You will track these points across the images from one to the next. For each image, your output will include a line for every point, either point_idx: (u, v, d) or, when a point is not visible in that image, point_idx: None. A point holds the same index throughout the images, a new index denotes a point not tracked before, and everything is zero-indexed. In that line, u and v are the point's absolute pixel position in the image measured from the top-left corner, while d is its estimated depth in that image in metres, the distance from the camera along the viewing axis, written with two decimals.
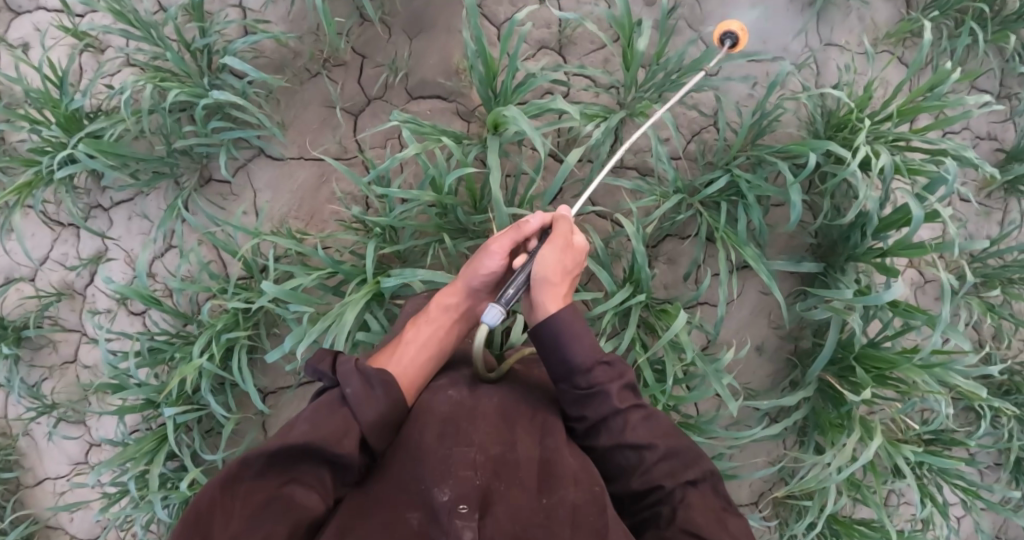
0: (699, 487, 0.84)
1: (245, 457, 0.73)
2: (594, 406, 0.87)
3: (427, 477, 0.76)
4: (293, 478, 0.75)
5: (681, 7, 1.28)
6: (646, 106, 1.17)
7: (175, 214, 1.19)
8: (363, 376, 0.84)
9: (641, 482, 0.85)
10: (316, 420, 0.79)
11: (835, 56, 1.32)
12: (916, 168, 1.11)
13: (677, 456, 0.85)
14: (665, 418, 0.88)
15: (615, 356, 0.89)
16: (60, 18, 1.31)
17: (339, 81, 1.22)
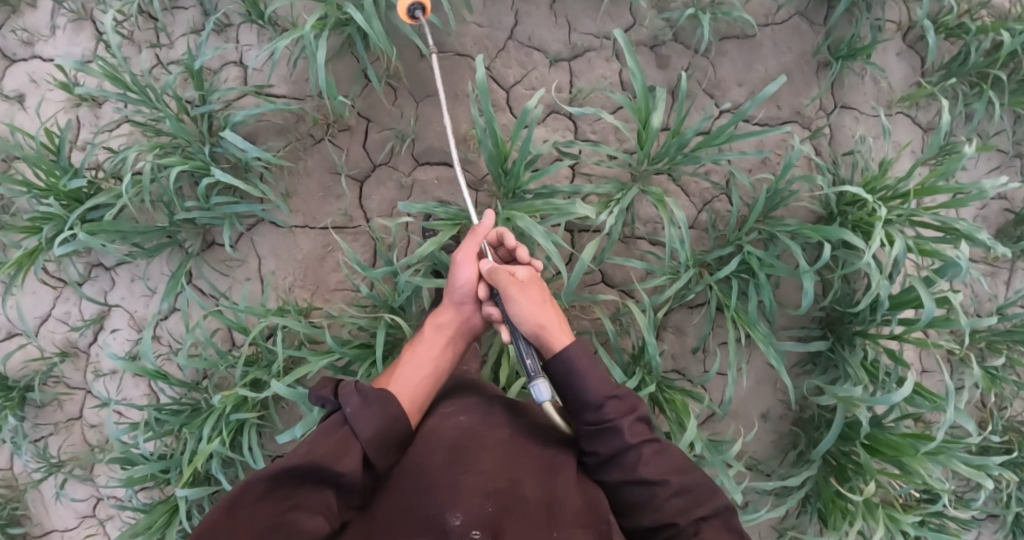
0: (715, 523, 0.80)
1: (249, 477, 0.73)
2: (605, 441, 0.85)
3: (433, 503, 0.75)
4: (294, 503, 0.74)
5: (692, 69, 1.23)
6: (661, 192, 1.10)
7: (179, 284, 1.18)
8: (362, 396, 0.86)
9: (653, 520, 0.81)
10: (319, 444, 0.80)
11: (850, 120, 1.27)
12: (928, 252, 1.11)
13: (691, 492, 0.82)
14: (679, 452, 0.86)
15: (626, 389, 0.88)
16: (56, 69, 1.33)
17: (344, 148, 1.20)
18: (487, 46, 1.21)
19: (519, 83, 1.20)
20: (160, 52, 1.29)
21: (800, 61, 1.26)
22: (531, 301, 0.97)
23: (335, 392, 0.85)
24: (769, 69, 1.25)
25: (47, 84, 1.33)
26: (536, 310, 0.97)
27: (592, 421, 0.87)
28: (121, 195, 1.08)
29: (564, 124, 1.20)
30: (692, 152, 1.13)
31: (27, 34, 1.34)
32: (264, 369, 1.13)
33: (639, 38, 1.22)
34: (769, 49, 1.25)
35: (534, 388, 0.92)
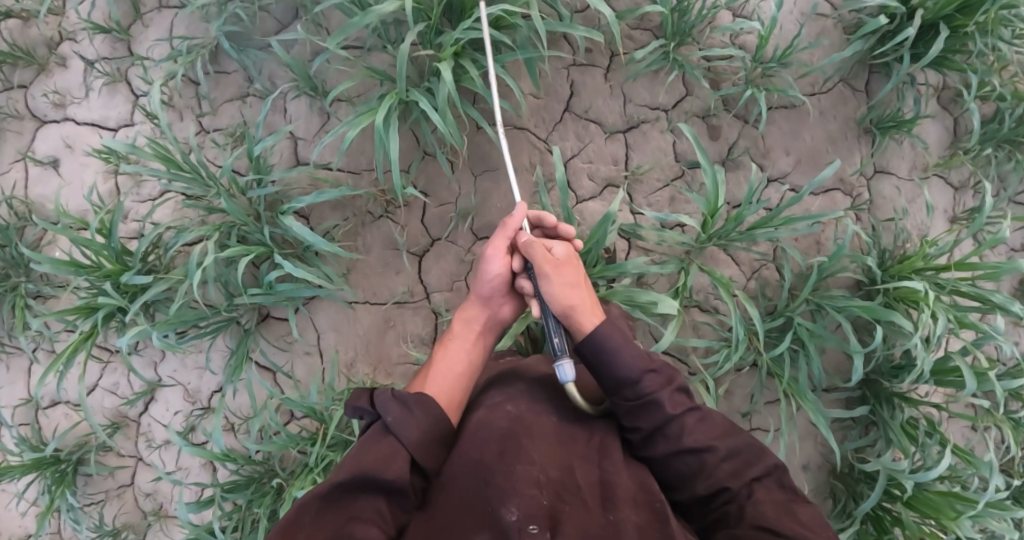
0: (767, 483, 0.85)
1: (302, 498, 0.77)
2: (647, 416, 0.88)
3: (492, 496, 0.79)
4: (352, 515, 0.78)
5: (742, 140, 1.26)
6: (727, 279, 1.14)
7: (241, 364, 1.18)
8: (400, 401, 0.89)
9: (706, 486, 0.85)
10: (367, 453, 0.83)
11: (889, 184, 1.31)
12: (968, 325, 1.16)
13: (738, 455, 0.87)
14: (720, 418, 0.90)
15: (659, 363, 0.92)
16: (95, 135, 1.30)
17: (403, 224, 1.20)
18: (544, 118, 1.21)
19: (575, 156, 1.22)
20: (204, 119, 1.25)
21: (844, 128, 1.29)
22: (563, 281, 0.99)
23: (371, 401, 0.87)
24: (815, 136, 1.28)
25: (85, 149, 1.30)
26: (567, 290, 0.99)
27: (631, 397, 0.90)
28: (194, 291, 1.08)
29: (619, 196, 1.22)
30: (748, 230, 1.17)
31: (60, 94, 1.32)
32: (332, 449, 1.14)
33: (692, 109, 1.24)
34: (814, 117, 1.28)
35: (559, 369, 0.95)
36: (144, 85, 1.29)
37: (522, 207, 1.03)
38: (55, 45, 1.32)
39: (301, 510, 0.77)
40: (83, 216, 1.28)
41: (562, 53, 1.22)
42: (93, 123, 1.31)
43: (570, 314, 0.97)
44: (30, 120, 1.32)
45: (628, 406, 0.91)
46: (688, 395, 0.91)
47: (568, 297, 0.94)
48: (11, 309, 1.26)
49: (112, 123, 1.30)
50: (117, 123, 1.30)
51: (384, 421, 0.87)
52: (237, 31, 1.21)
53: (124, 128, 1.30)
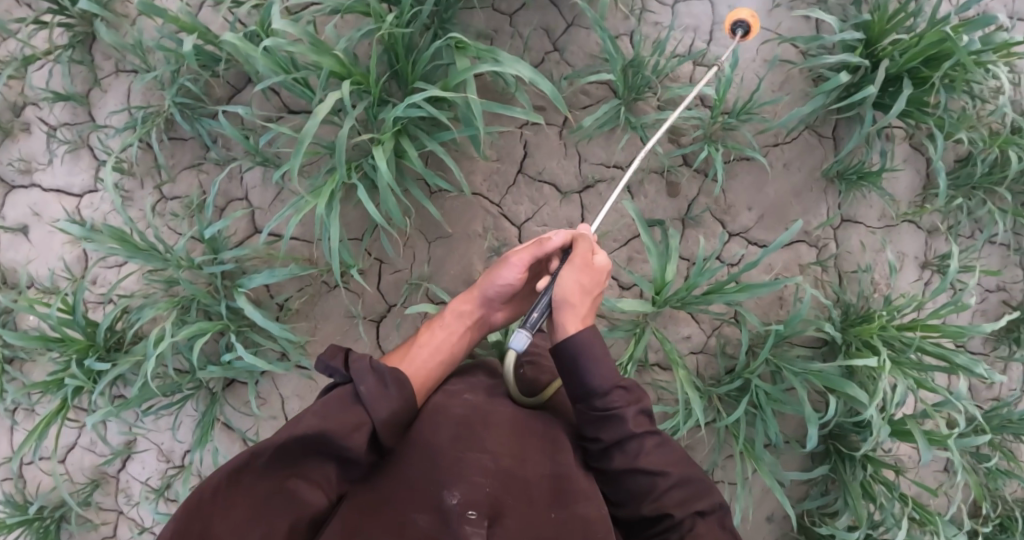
0: (711, 520, 0.82)
1: (255, 447, 0.72)
2: (609, 428, 0.85)
3: (440, 481, 0.75)
4: (298, 472, 0.75)
5: (702, 196, 1.23)
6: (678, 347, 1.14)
7: (207, 432, 1.20)
8: (376, 374, 0.84)
9: (651, 509, 0.82)
10: (328, 414, 0.78)
11: (856, 234, 1.28)
12: (927, 388, 1.14)
13: (689, 486, 0.83)
14: (680, 447, 0.86)
15: (634, 382, 0.88)
16: (62, 200, 1.32)
17: (359, 292, 1.20)
18: (497, 182, 1.20)
19: (530, 220, 1.20)
20: (163, 188, 1.26)
21: (809, 179, 1.26)
22: (571, 281, 0.97)
23: (346, 367, 0.83)
24: (780, 190, 1.25)
25: (52, 215, 1.32)
26: (575, 293, 0.96)
27: (598, 407, 0.86)
28: (151, 372, 1.10)
29: None
30: (702, 294, 1.15)
31: (25, 160, 1.33)
32: None
33: (649, 167, 1.22)
34: (778, 169, 1.25)
35: (513, 336, 0.93)
36: (105, 152, 1.30)
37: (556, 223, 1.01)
38: (19, 110, 1.34)
39: (253, 455, 0.73)
40: (53, 282, 1.31)
41: (514, 115, 1.20)
42: (58, 190, 1.33)
43: (562, 312, 0.94)
44: None
45: (595, 414, 0.87)
46: (653, 417, 0.87)
47: (567, 293, 0.92)
48: None
49: (77, 190, 1.32)
50: (82, 189, 1.32)
51: (356, 389, 0.82)
52: (190, 103, 1.21)
53: (88, 194, 1.31)
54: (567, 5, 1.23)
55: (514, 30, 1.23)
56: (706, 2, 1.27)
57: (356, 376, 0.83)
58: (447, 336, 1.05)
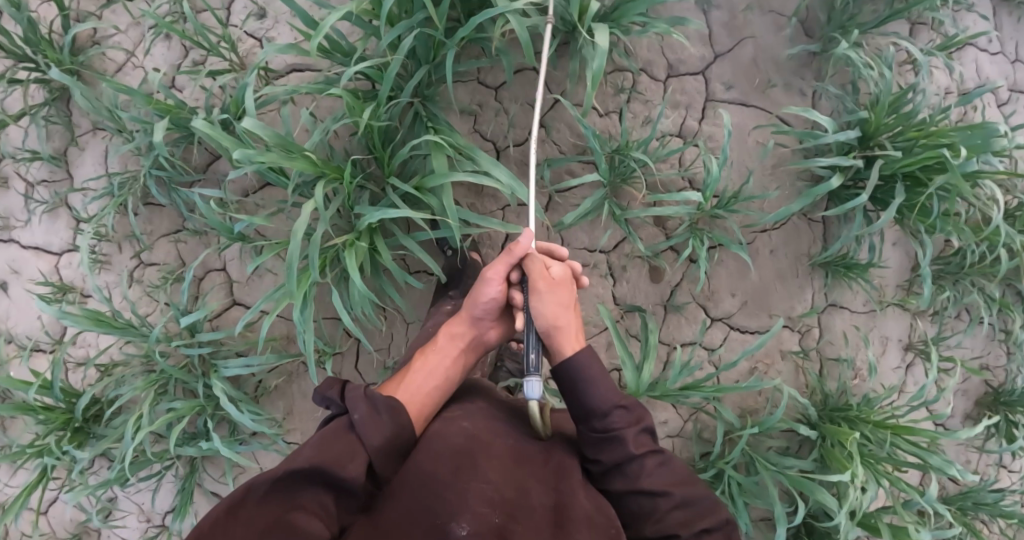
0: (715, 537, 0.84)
1: (251, 480, 0.76)
2: (609, 451, 0.87)
3: (445, 511, 0.77)
4: (297, 506, 0.76)
5: (686, 281, 1.22)
6: None
7: (185, 504, 1.20)
8: (371, 403, 0.88)
9: (654, 530, 0.84)
10: (327, 448, 0.82)
11: (839, 318, 1.26)
12: (902, 488, 1.13)
13: (691, 505, 0.85)
14: (680, 464, 0.88)
15: (633, 401, 0.90)
16: (40, 256, 1.31)
17: (337, 370, 1.20)
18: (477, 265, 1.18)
19: None
20: (142, 254, 1.25)
21: (795, 265, 1.24)
22: (551, 301, 0.96)
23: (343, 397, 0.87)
24: (765, 276, 1.23)
25: (31, 272, 1.31)
26: (556, 312, 0.96)
27: (598, 429, 0.89)
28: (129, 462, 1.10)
29: None
30: (680, 389, 1.15)
31: (2, 216, 1.32)
32: None
33: (632, 251, 1.20)
34: (764, 255, 1.23)
35: (526, 385, 0.91)
36: (83, 212, 1.28)
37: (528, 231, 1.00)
38: None
39: (250, 488, 0.77)
40: (33, 340, 1.31)
41: (495, 196, 1.18)
42: (37, 247, 1.31)
43: (552, 334, 0.94)
44: None
45: (594, 437, 0.89)
46: (653, 436, 0.90)
47: (554, 316, 0.92)
48: None
49: (55, 249, 1.31)
50: (60, 247, 1.31)
51: (352, 419, 0.86)
52: (166, 174, 1.20)
53: (67, 252, 1.30)
54: (554, 80, 1.18)
55: (499, 105, 1.18)
56: (698, 78, 1.23)
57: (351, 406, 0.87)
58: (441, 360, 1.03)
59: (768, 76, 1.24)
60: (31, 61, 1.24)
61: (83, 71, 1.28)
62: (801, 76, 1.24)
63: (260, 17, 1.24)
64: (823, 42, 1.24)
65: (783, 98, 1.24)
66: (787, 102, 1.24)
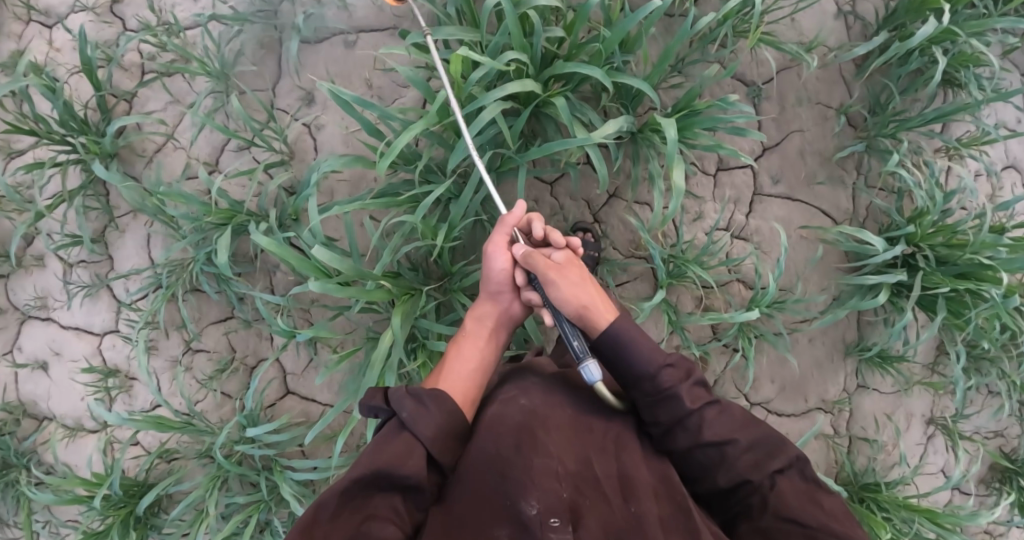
0: (790, 475, 0.82)
1: (317, 498, 0.73)
2: (667, 410, 0.85)
3: (513, 489, 0.75)
4: (368, 515, 0.75)
5: (728, 369, 1.26)
6: None
7: None
8: (415, 397, 0.84)
9: (728, 479, 0.82)
10: (383, 450, 0.80)
11: (870, 399, 1.31)
12: None
13: (761, 447, 0.84)
14: (740, 409, 0.86)
15: (679, 356, 0.88)
16: (81, 337, 1.30)
17: None
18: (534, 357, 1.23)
19: None
20: (191, 341, 1.25)
21: (832, 352, 1.29)
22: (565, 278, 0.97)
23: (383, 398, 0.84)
24: (802, 363, 1.28)
25: (73, 353, 1.30)
26: (577, 290, 0.95)
27: (650, 392, 0.86)
28: None
29: None
30: None
31: (41, 296, 1.30)
32: None
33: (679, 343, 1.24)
34: (801, 343, 1.28)
35: (584, 369, 0.89)
36: (127, 296, 1.27)
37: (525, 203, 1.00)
38: (30, 243, 1.29)
39: (317, 507, 0.73)
40: (77, 420, 1.30)
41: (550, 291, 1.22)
42: (77, 328, 1.30)
43: (584, 314, 0.93)
44: (13, 315, 1.30)
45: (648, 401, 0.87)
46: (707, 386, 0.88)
47: (576, 294, 0.91)
48: (21, 510, 1.30)
49: (97, 329, 1.29)
50: (101, 328, 1.29)
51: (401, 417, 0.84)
52: (217, 269, 1.20)
53: (109, 333, 1.29)
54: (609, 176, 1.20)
55: (554, 200, 1.19)
56: (748, 170, 1.25)
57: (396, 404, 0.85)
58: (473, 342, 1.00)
59: (813, 170, 1.27)
60: (69, 145, 1.22)
61: (122, 152, 1.26)
62: (843, 170, 1.28)
63: (310, 103, 1.22)
64: (867, 139, 1.28)
65: (826, 192, 1.28)
66: (831, 196, 1.28)
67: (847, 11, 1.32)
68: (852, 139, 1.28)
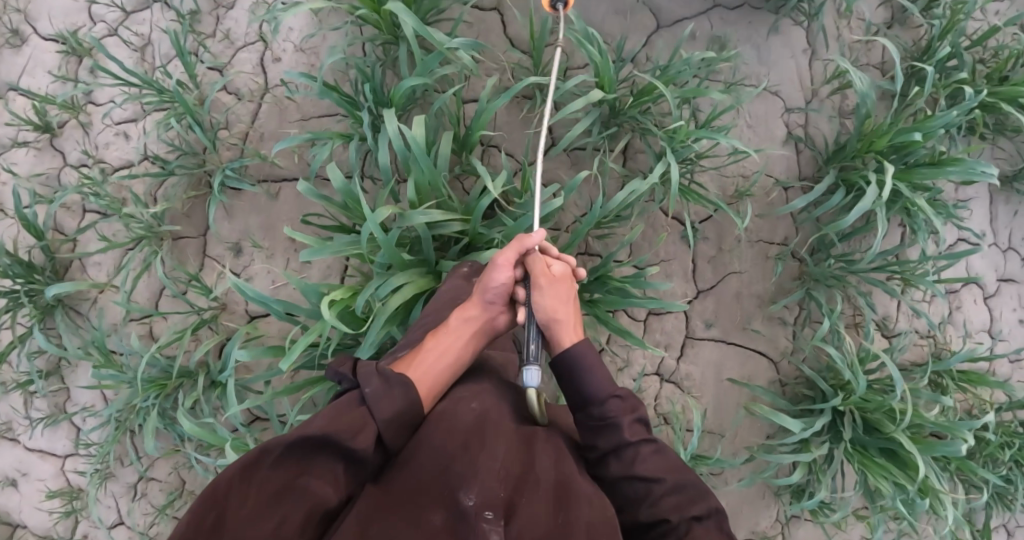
0: (709, 524, 0.80)
1: (268, 442, 0.75)
2: (605, 437, 0.85)
3: (453, 483, 0.78)
4: (308, 470, 0.76)
5: None
6: None
7: None
8: (383, 376, 0.86)
9: (649, 515, 0.81)
10: (336, 415, 0.81)
11: (805, 529, 1.32)
12: None
13: (685, 491, 0.82)
14: (675, 453, 0.86)
15: (629, 389, 0.88)
16: (45, 459, 1.37)
17: None
18: None
19: None
20: (143, 469, 1.32)
21: (763, 489, 1.30)
22: (553, 294, 0.95)
23: (356, 370, 0.85)
24: (731, 501, 1.30)
25: (38, 474, 1.37)
26: (556, 305, 0.95)
27: (594, 417, 0.87)
28: None
29: None
30: None
31: (5, 421, 1.37)
32: None
33: None
34: (729, 485, 1.29)
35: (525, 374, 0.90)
36: (83, 424, 1.34)
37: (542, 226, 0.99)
38: None
39: (264, 451, 0.75)
40: (45, 533, 1.39)
41: None
42: (42, 451, 1.37)
43: (552, 327, 0.93)
44: None
45: (590, 424, 0.88)
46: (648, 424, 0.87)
47: (555, 311, 0.92)
48: None
49: (60, 452, 1.36)
50: (63, 451, 1.37)
51: (364, 392, 0.84)
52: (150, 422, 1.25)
53: (71, 456, 1.36)
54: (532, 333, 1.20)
55: None
56: (679, 315, 1.24)
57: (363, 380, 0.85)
58: (455, 342, 0.96)
59: (750, 314, 1.25)
60: (13, 291, 1.26)
61: (71, 294, 1.31)
62: (780, 310, 1.25)
63: (238, 254, 1.24)
64: (808, 279, 1.24)
65: (761, 334, 1.25)
66: (768, 337, 1.25)
67: (794, 139, 1.27)
68: (792, 280, 1.25)
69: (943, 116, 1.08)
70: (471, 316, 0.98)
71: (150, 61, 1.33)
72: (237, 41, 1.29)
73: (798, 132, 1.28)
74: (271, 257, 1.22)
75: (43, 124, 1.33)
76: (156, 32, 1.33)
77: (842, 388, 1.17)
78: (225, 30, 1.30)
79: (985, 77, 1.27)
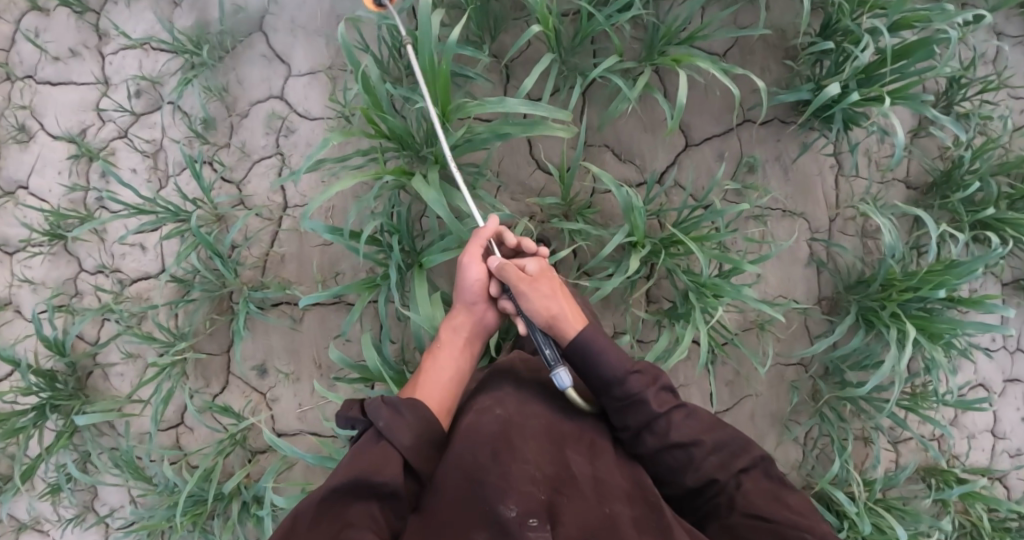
0: (754, 474, 0.89)
1: (297, 508, 0.77)
2: (635, 414, 0.92)
3: (488, 494, 0.81)
4: (348, 523, 0.79)
5: None
6: None
7: None
8: (390, 406, 0.88)
9: (695, 478, 0.89)
10: (360, 460, 0.84)
11: None
12: None
13: (725, 448, 0.90)
14: (705, 412, 0.93)
15: (645, 362, 0.95)
16: None
17: None
18: None
19: None
20: None
21: None
22: (540, 294, 1.00)
23: (362, 406, 0.87)
24: None
25: None
26: (546, 301, 1.00)
27: (619, 397, 0.93)
28: None
29: None
30: None
31: (35, 514, 1.38)
32: None
33: None
34: None
35: (556, 378, 0.96)
36: (111, 522, 1.35)
37: (494, 216, 1.03)
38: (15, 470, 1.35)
39: (297, 517, 0.78)
40: None
41: None
42: None
43: (556, 325, 0.99)
44: (7, 530, 1.38)
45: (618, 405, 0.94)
46: (673, 392, 0.95)
47: (546, 310, 0.97)
48: None
49: None
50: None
51: (377, 428, 0.87)
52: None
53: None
54: None
55: None
56: None
57: (372, 415, 0.88)
58: (449, 353, 1.02)
59: (763, 434, 1.28)
60: (37, 403, 1.27)
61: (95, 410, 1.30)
62: (796, 431, 1.27)
63: (262, 374, 1.25)
64: (822, 402, 1.26)
65: (774, 452, 1.28)
66: (781, 455, 1.28)
67: (817, 262, 1.27)
68: (807, 403, 1.27)
69: (966, 266, 1.10)
70: (461, 323, 1.05)
71: (162, 168, 1.30)
72: (252, 154, 1.26)
73: (820, 253, 1.28)
74: (296, 378, 1.25)
75: (54, 229, 1.30)
76: (168, 137, 1.29)
77: (846, 519, 1.21)
78: (240, 141, 1.26)
79: (1005, 202, 1.27)
